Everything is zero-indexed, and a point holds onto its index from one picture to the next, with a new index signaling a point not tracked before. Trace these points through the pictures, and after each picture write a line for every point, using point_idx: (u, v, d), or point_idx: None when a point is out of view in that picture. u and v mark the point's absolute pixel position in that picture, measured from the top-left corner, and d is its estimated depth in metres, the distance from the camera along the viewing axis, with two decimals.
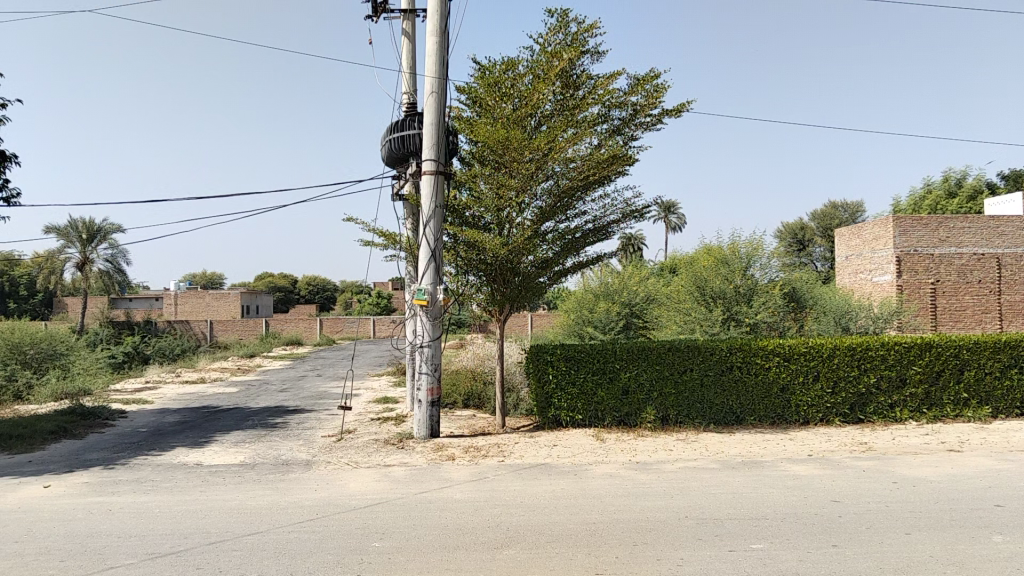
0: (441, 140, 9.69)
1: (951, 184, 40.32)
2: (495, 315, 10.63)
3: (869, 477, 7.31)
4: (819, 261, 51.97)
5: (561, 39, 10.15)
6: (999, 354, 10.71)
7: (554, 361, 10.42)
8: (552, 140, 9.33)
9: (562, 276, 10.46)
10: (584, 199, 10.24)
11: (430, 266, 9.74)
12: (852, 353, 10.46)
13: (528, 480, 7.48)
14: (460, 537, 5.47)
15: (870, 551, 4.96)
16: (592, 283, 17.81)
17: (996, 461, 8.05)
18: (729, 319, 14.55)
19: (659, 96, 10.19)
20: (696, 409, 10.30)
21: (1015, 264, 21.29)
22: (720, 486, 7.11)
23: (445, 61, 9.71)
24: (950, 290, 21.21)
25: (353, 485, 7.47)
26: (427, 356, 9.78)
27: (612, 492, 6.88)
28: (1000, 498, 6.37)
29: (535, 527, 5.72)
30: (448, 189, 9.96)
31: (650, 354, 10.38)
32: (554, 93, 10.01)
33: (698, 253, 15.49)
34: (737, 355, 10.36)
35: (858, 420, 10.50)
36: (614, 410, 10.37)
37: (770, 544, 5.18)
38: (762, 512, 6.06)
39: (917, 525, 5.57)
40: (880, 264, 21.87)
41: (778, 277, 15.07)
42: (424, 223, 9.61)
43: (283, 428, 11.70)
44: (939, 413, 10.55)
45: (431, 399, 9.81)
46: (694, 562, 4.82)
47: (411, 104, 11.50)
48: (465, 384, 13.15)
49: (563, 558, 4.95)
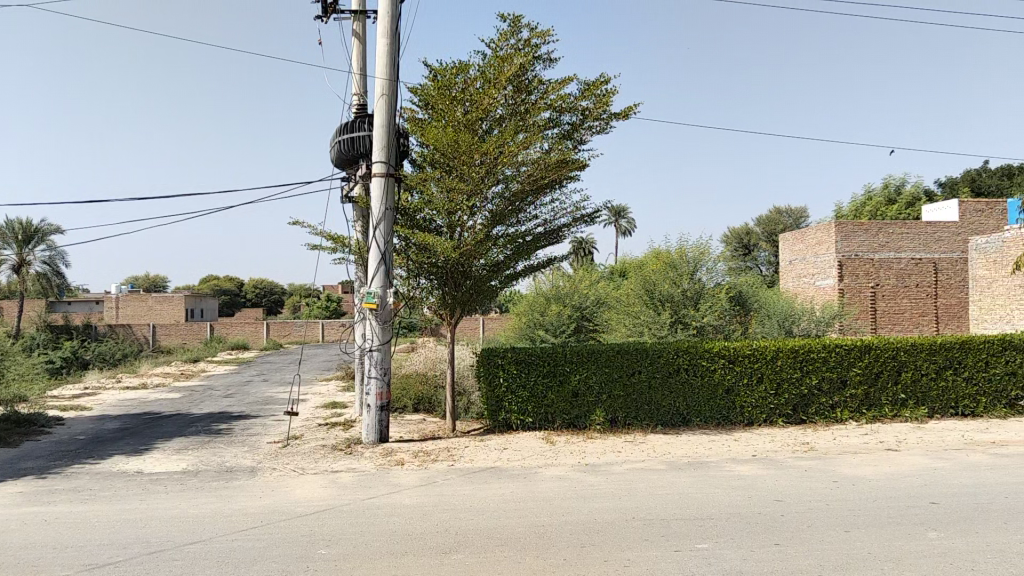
0: (392, 142, 9.60)
1: (890, 190, 41.61)
2: (446, 319, 10.59)
3: (811, 477, 7.47)
4: (763, 265, 53.01)
5: (512, 44, 10.16)
6: (935, 356, 11.03)
7: (504, 364, 10.42)
8: (503, 144, 9.35)
9: (513, 280, 10.46)
10: (535, 203, 10.27)
11: (380, 269, 9.62)
12: (794, 355, 10.68)
13: (477, 484, 7.45)
14: (407, 543, 5.41)
15: (811, 549, 5.06)
16: (544, 287, 17.86)
17: (932, 460, 8.29)
18: (677, 322, 14.74)
19: (609, 101, 10.27)
20: (644, 411, 10.42)
21: (951, 268, 22.03)
22: (667, 487, 7.18)
23: (396, 63, 9.65)
24: (889, 294, 21.85)
25: (299, 492, 7.33)
26: (376, 359, 9.65)
27: (560, 495, 6.90)
28: (935, 496, 6.58)
29: (482, 530, 5.70)
30: (399, 191, 9.88)
31: (600, 356, 10.46)
32: (505, 97, 10.00)
33: (647, 257, 15.68)
34: (684, 358, 10.50)
35: (800, 420, 10.75)
36: (563, 412, 10.42)
37: (714, 544, 5.25)
38: (707, 512, 6.14)
39: (855, 523, 5.70)
40: (823, 268, 22.44)
41: (724, 281, 15.38)
42: (374, 226, 9.51)
43: (227, 434, 11.46)
44: (878, 413, 10.86)
45: (380, 404, 9.69)
46: (640, 563, 4.86)
47: (361, 105, 11.38)
48: (416, 388, 13.05)
49: (512, 561, 4.94)
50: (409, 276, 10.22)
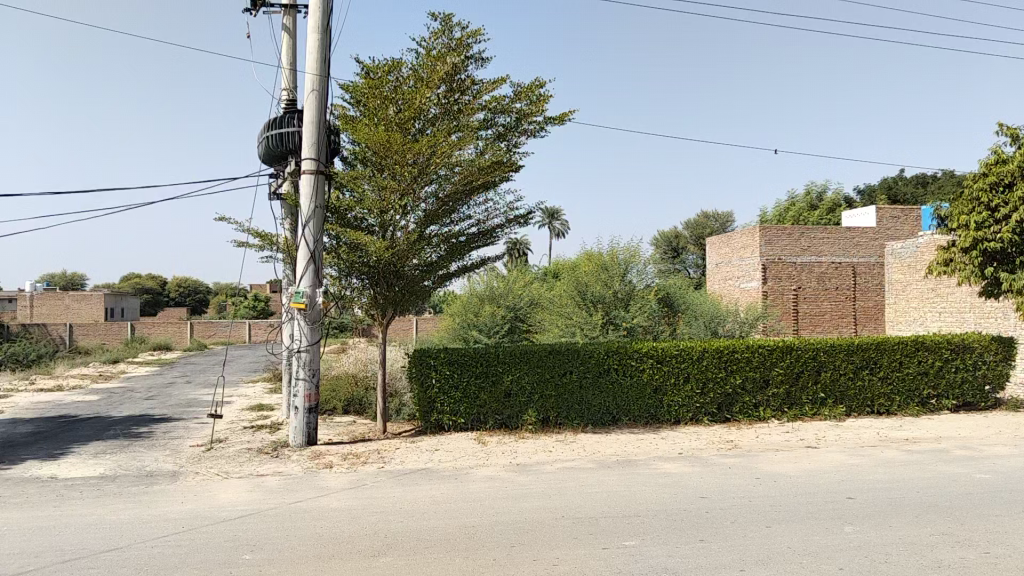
0: (322, 139, 9.44)
1: (812, 197, 43.13)
2: (378, 319, 10.45)
3: (735, 474, 7.67)
4: (691, 267, 54.13)
5: (445, 43, 10.12)
6: (852, 356, 11.44)
7: (437, 365, 10.32)
8: (436, 144, 9.30)
9: (447, 280, 10.43)
10: (469, 203, 10.25)
11: (309, 268, 9.44)
12: (719, 355, 10.94)
13: (408, 486, 7.39)
14: (335, 546, 5.34)
15: (733, 545, 5.19)
16: (478, 287, 17.86)
17: (849, 456, 8.62)
18: (608, 323, 14.92)
19: (543, 104, 10.33)
20: (575, 411, 10.52)
21: (869, 272, 22.90)
22: (596, 485, 7.26)
23: (328, 60, 9.52)
24: (810, 296, 22.60)
25: (223, 497, 7.13)
26: (305, 360, 9.47)
27: (491, 495, 6.90)
28: (852, 491, 6.83)
29: (413, 533, 5.65)
30: (329, 189, 9.73)
31: (532, 356, 10.50)
32: (438, 96, 9.95)
33: (579, 258, 15.82)
34: (614, 358, 10.63)
35: (725, 419, 11.04)
36: (495, 412, 10.43)
37: (641, 541, 5.33)
38: (635, 510, 6.24)
39: (777, 518, 5.88)
40: (748, 271, 23.08)
41: (653, 283, 15.70)
42: (303, 224, 9.33)
43: (148, 438, 11.08)
44: (798, 412, 11.23)
45: (308, 406, 9.49)
46: (569, 561, 4.90)
47: (291, 100, 11.16)
48: (345, 390, 12.85)
49: (441, 563, 4.92)
50: (340, 276, 10.05)
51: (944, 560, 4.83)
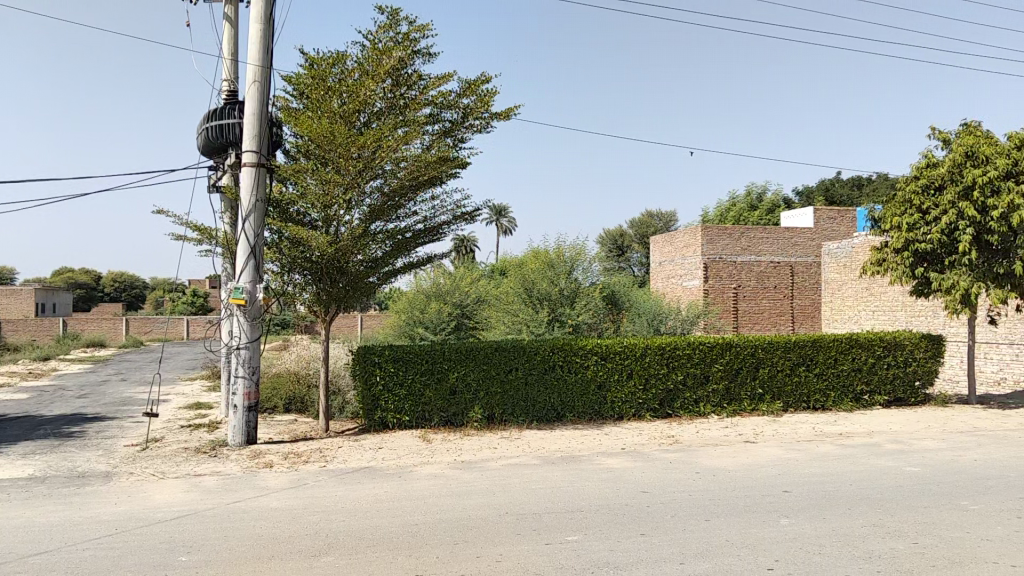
0: (263, 131, 9.26)
1: (753, 198, 44.07)
2: (321, 316, 10.30)
3: (676, 468, 7.80)
4: (635, 265, 54.79)
5: (391, 37, 10.02)
6: (789, 353, 11.71)
7: (381, 362, 10.17)
8: (381, 138, 9.20)
9: (392, 277, 10.34)
10: (415, 199, 10.17)
11: (249, 264, 9.25)
12: (661, 352, 11.07)
13: (350, 485, 7.31)
14: (275, 547, 5.24)
15: (673, 539, 5.27)
16: (424, 284, 17.75)
17: (785, 451, 8.84)
18: (554, 320, 14.98)
19: (489, 100, 10.31)
20: (521, 407, 10.56)
21: (806, 272, 23.50)
22: (539, 481, 7.29)
23: (270, 50, 9.35)
24: (749, 295, 23.10)
25: (158, 497, 6.95)
26: (245, 358, 9.27)
27: (435, 493, 6.87)
28: (788, 484, 7.01)
29: (355, 532, 5.59)
30: (271, 183, 9.56)
31: (477, 353, 10.46)
32: (384, 91, 9.85)
33: (526, 256, 15.86)
34: (559, 355, 10.68)
35: (666, 414, 11.23)
36: (441, 410, 10.37)
37: (584, 536, 5.37)
38: (578, 505, 6.29)
39: (715, 512, 5.99)
40: (690, 270, 23.46)
41: (598, 281, 15.84)
42: (243, 217, 9.14)
43: (80, 437, 10.72)
44: (738, 407, 11.48)
45: (248, 404, 9.30)
46: (512, 557, 4.91)
47: (231, 92, 10.92)
48: (287, 388, 12.65)
49: (383, 561, 4.88)
50: (282, 272, 9.87)
51: (874, 550, 4.99)
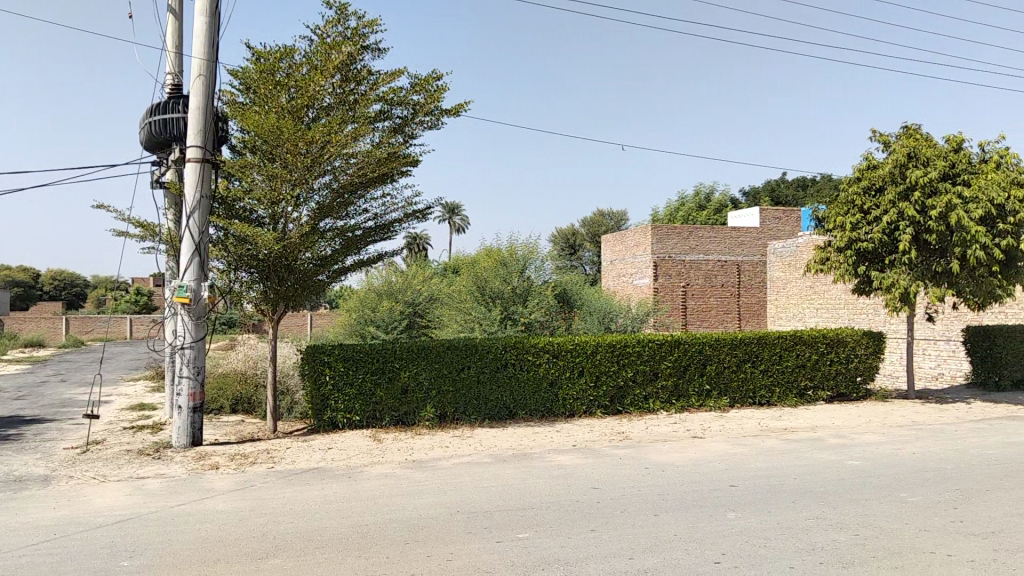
0: (208, 126, 9.07)
1: (701, 198, 44.75)
2: (268, 314, 10.14)
3: (625, 464, 7.88)
4: (587, 264, 55.19)
5: (340, 31, 9.90)
6: (736, 350, 11.92)
7: (331, 362, 10.04)
8: (330, 134, 9.10)
9: (341, 275, 10.23)
10: (365, 196, 10.08)
11: (194, 261, 9.06)
12: (612, 350, 11.17)
13: (299, 486, 7.22)
14: (221, 550, 5.14)
15: (623, 534, 5.32)
16: (375, 282, 17.63)
17: (732, 445, 9.00)
18: (507, 318, 14.99)
19: (440, 97, 10.28)
20: (473, 406, 10.56)
21: (752, 270, 23.97)
22: (491, 479, 7.29)
23: (216, 44, 9.17)
24: (698, 293, 23.46)
25: (99, 501, 6.76)
26: (189, 357, 9.07)
27: (385, 493, 6.82)
28: (734, 478, 7.14)
29: (304, 533, 5.53)
30: (216, 179, 9.37)
31: (429, 352, 10.39)
32: (333, 86, 9.74)
33: (478, 254, 15.84)
34: (511, 353, 10.69)
35: (617, 411, 11.35)
36: (392, 409, 10.29)
37: (535, 533, 5.39)
38: (529, 502, 6.31)
39: (664, 507, 6.07)
40: (640, 268, 23.72)
41: (550, 279, 15.91)
42: (187, 214, 8.95)
43: (16, 440, 10.36)
44: (686, 403, 11.65)
45: (192, 404, 9.10)
46: (463, 556, 4.90)
47: (176, 85, 10.68)
48: (234, 387, 12.44)
49: (332, 562, 4.83)
50: (228, 269, 9.68)
51: (817, 542, 5.11)
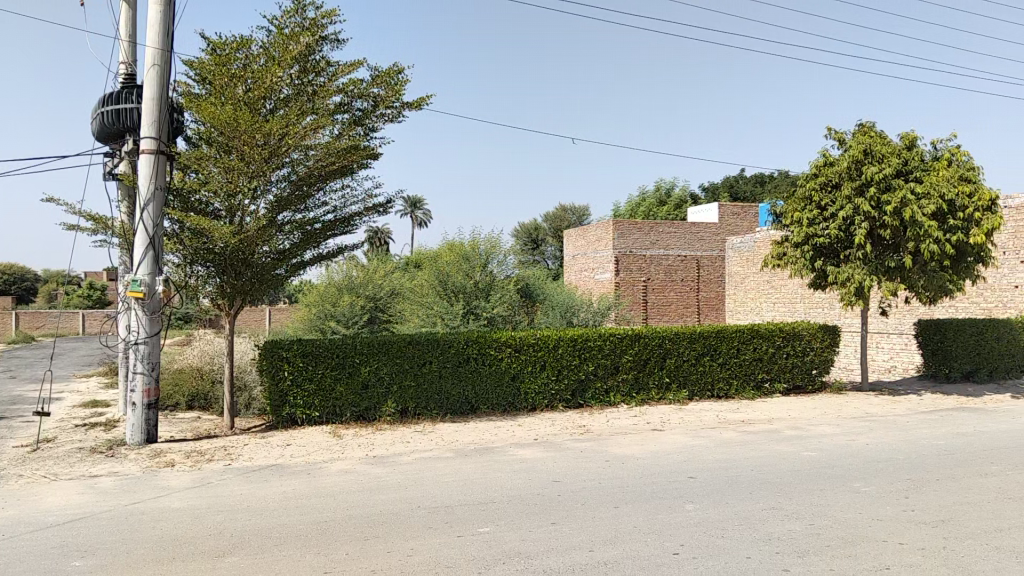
0: (163, 117, 8.89)
1: (661, 193, 45.16)
2: (225, 309, 9.99)
3: (586, 457, 7.93)
4: (549, 259, 55.37)
5: (298, 22, 9.77)
6: (695, 343, 12.06)
7: (289, 357, 9.91)
8: (288, 125, 8.98)
9: (300, 269, 10.11)
10: (324, 189, 9.96)
11: (148, 254, 8.88)
12: (574, 344, 11.23)
13: (257, 483, 7.13)
14: (175, 549, 5.05)
15: (582, 526, 5.35)
16: (336, 277, 17.48)
17: (691, 438, 9.11)
18: (469, 313, 14.97)
19: (401, 89, 10.20)
20: (434, 401, 10.52)
21: (711, 265, 24.27)
22: (452, 474, 7.28)
23: (170, 33, 8.98)
24: (658, 287, 23.68)
25: (49, 501, 6.60)
26: (143, 353, 8.89)
27: (346, 489, 6.77)
28: (693, 470, 7.23)
29: (261, 530, 5.47)
30: (171, 171, 9.18)
31: (390, 348, 10.31)
32: (291, 77, 9.60)
33: (440, 248, 15.77)
34: (473, 347, 10.67)
35: (578, 405, 11.42)
36: (352, 405, 10.20)
37: (496, 527, 5.40)
38: (490, 496, 6.31)
39: (624, 499, 6.12)
40: (601, 263, 23.86)
41: (513, 273, 15.91)
42: (141, 207, 8.77)
43: None
44: (645, 397, 11.77)
45: (147, 401, 8.92)
46: (423, 551, 4.89)
47: (129, 75, 10.44)
48: (189, 384, 12.23)
49: (290, 559, 4.78)
50: (183, 263, 9.51)
51: (773, 532, 5.20)
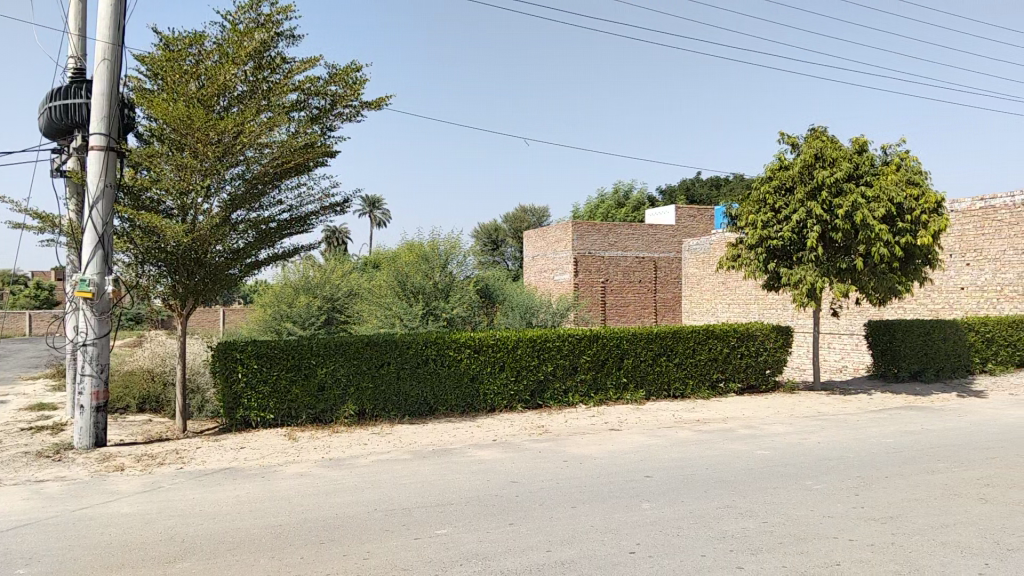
0: (113, 113, 8.69)
1: (620, 195, 45.54)
2: (178, 310, 9.80)
3: (544, 458, 7.95)
4: (509, 259, 55.45)
5: (253, 18, 9.62)
6: (652, 343, 12.18)
7: (244, 358, 9.75)
8: (243, 123, 8.84)
9: (255, 268, 9.96)
10: (280, 187, 9.84)
11: (97, 253, 8.67)
12: (533, 345, 11.25)
13: (210, 487, 7.00)
14: (124, 555, 4.94)
15: (540, 527, 5.37)
16: (292, 277, 17.27)
17: (648, 437, 9.20)
18: (428, 313, 14.90)
19: (359, 88, 10.12)
20: (392, 403, 10.46)
21: (668, 266, 24.56)
22: (409, 476, 7.24)
23: (121, 27, 8.79)
24: (616, 288, 23.87)
25: None
26: (92, 355, 8.67)
27: (301, 492, 6.69)
28: (649, 470, 7.30)
29: (213, 535, 5.37)
30: (121, 168, 8.98)
31: (347, 349, 10.21)
32: (245, 74, 9.45)
33: (399, 248, 15.67)
34: (432, 348, 10.63)
35: (537, 405, 11.45)
36: (308, 407, 10.09)
37: (454, 529, 5.38)
38: (447, 498, 6.30)
39: (581, 499, 6.15)
40: (560, 264, 23.97)
41: (472, 274, 15.89)
42: (89, 204, 8.55)
43: None
44: (603, 397, 11.85)
45: (96, 404, 8.70)
46: (380, 554, 4.85)
47: (78, 70, 10.17)
48: (140, 386, 11.97)
49: (244, 565, 4.71)
50: (134, 263, 9.31)
51: (727, 530, 5.27)
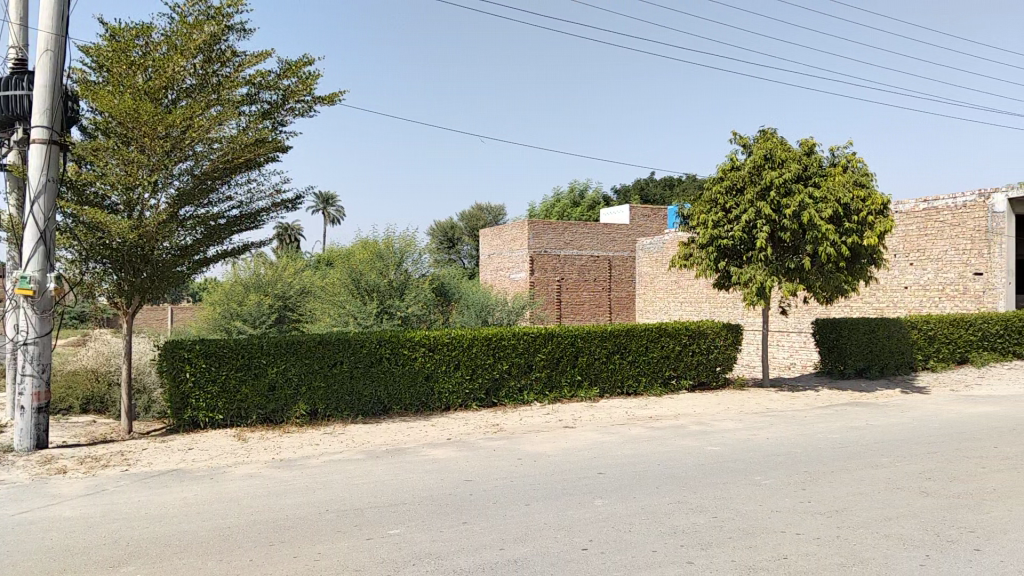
0: (56, 105, 8.46)
1: (575, 194, 45.81)
2: (123, 307, 9.57)
3: (497, 456, 7.97)
4: (465, 258, 55.38)
5: (202, 10, 9.44)
6: (606, 341, 12.28)
7: (191, 358, 9.56)
8: (191, 117, 8.68)
9: (203, 266, 9.78)
10: (229, 183, 9.67)
11: (38, 250, 8.41)
12: (488, 343, 11.26)
13: (156, 489, 6.86)
14: (66, 560, 4.81)
15: (493, 525, 5.38)
16: (244, 275, 16.98)
17: (601, 435, 9.28)
18: (383, 312, 14.78)
19: (312, 83, 10.00)
20: (345, 402, 10.37)
21: (622, 265, 24.78)
22: (362, 476, 7.19)
23: (65, 17, 8.54)
24: (571, 287, 24.00)
25: None
26: (32, 355, 8.41)
27: (251, 493, 6.60)
28: (601, 467, 7.37)
29: (160, 538, 5.27)
30: (65, 162, 8.74)
31: (299, 348, 10.09)
32: (194, 67, 9.27)
33: (353, 246, 15.53)
34: (386, 347, 10.56)
35: (492, 404, 11.46)
36: (258, 407, 9.94)
37: (406, 528, 5.36)
38: (400, 498, 6.27)
39: (534, 497, 6.18)
40: (516, 262, 24.02)
41: (428, 272, 15.81)
42: (31, 199, 8.30)
43: None
44: (557, 395, 11.92)
45: (36, 405, 8.43)
46: (331, 555, 4.81)
47: (20, 60, 9.87)
48: (84, 386, 11.65)
49: (191, 568, 4.63)
50: (78, 260, 9.07)
51: (678, 526, 5.35)
